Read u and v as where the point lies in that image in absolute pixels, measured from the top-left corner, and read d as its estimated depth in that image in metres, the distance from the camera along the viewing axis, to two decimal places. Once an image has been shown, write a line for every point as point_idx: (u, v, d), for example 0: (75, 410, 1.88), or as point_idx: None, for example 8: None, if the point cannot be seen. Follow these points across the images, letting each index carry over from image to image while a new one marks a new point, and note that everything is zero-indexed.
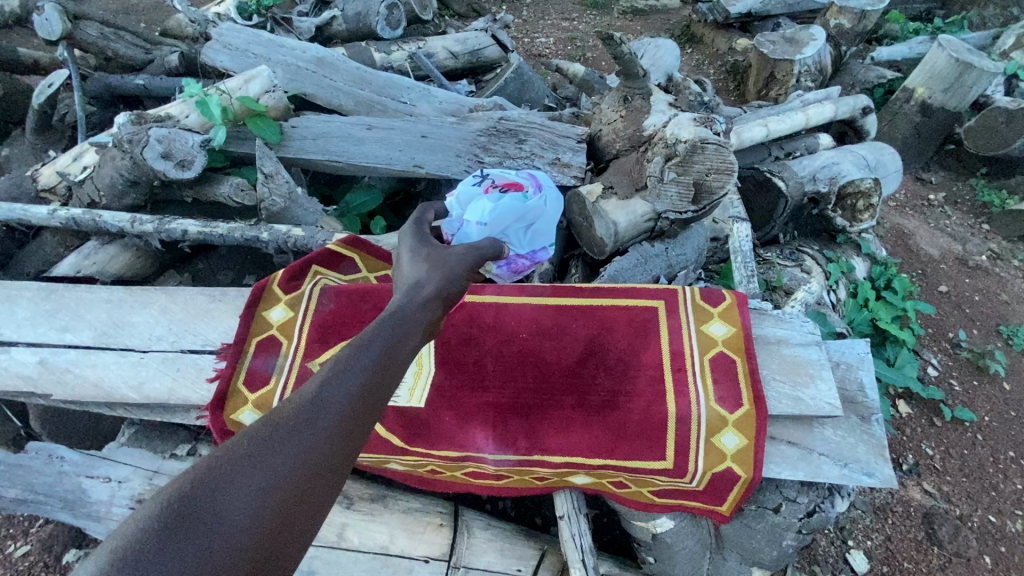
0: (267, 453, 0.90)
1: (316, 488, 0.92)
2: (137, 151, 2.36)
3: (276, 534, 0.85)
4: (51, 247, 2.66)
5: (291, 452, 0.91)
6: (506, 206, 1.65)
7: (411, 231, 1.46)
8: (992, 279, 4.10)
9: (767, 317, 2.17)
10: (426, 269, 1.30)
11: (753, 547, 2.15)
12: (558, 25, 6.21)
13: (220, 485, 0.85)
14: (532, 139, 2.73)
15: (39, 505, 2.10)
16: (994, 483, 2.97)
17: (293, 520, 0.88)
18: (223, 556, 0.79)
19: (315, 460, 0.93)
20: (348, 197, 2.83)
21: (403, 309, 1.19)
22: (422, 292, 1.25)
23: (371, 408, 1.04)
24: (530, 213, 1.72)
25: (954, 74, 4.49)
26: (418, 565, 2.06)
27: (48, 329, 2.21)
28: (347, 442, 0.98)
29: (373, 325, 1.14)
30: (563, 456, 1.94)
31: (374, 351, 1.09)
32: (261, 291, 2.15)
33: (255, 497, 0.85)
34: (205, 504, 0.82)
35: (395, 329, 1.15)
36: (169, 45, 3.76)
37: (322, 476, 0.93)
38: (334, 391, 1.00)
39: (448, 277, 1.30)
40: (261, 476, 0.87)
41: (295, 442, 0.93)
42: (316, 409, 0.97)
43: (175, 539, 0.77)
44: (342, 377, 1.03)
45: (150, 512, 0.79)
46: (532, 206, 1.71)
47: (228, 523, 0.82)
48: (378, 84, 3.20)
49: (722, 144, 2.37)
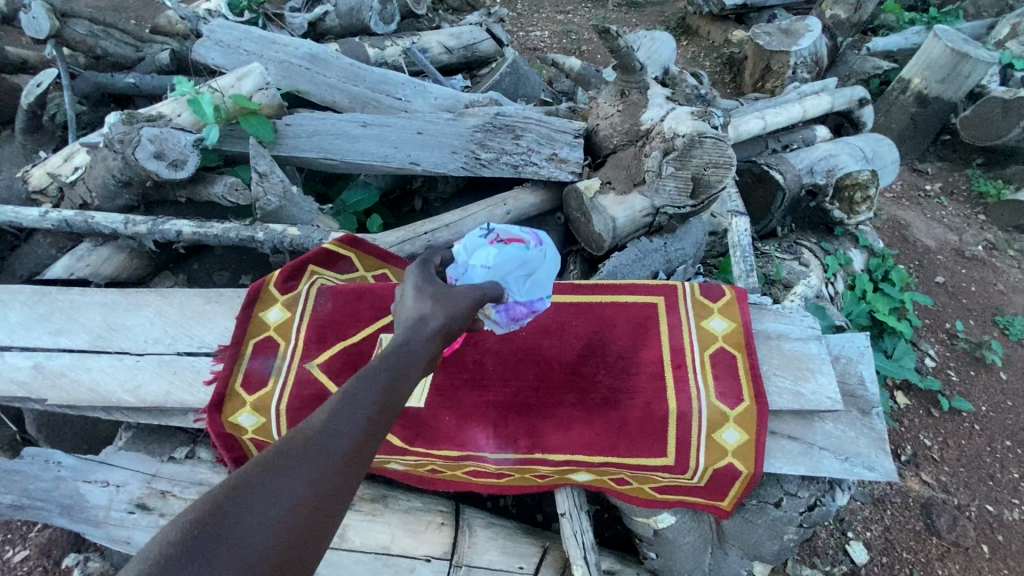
0: (283, 474, 0.91)
1: (331, 508, 0.93)
2: (129, 151, 2.33)
3: (294, 550, 0.86)
4: (44, 249, 2.63)
5: (306, 473, 0.93)
6: (509, 252, 1.55)
7: (415, 270, 1.50)
8: (988, 269, 4.11)
9: (766, 312, 2.16)
10: (430, 305, 1.35)
11: (754, 542, 2.15)
12: (553, 19, 6.15)
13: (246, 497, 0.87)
14: (529, 135, 2.69)
15: (35, 511, 2.07)
16: (992, 472, 2.98)
17: (308, 539, 0.88)
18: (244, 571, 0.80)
19: (328, 479, 0.95)
20: (344, 195, 2.81)
21: (404, 345, 1.25)
22: (426, 328, 1.30)
23: (378, 435, 1.07)
24: (532, 261, 1.58)
25: (950, 65, 4.47)
26: (420, 564, 2.05)
27: (42, 333, 2.19)
28: (356, 466, 1.00)
29: (377, 360, 1.19)
30: (564, 454, 1.91)
31: (380, 382, 1.14)
32: (257, 292, 2.13)
33: (273, 517, 0.86)
34: (228, 521, 0.83)
35: (400, 362, 1.20)
36: (159, 42, 3.73)
37: (338, 491, 0.95)
38: (345, 419, 1.03)
39: (452, 313, 1.34)
40: (280, 497, 0.89)
41: (310, 463, 0.95)
42: (327, 435, 1.00)
43: (197, 555, 0.79)
44: (351, 406, 1.06)
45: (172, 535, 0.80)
46: (531, 253, 1.58)
47: (246, 542, 0.83)
48: (372, 80, 3.13)
49: (721, 137, 2.33)
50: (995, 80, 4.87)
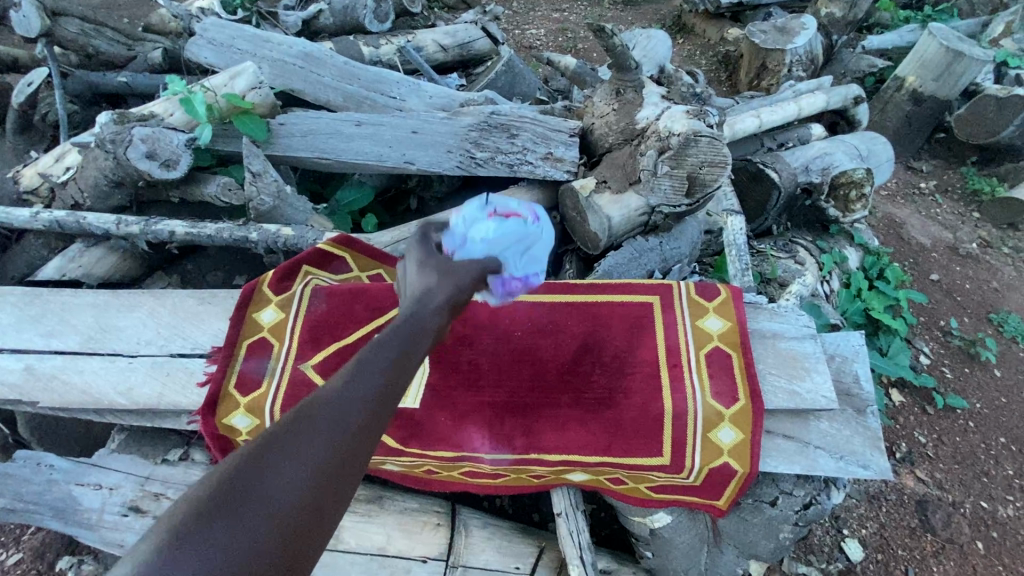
0: (292, 449, 0.90)
1: (341, 482, 0.92)
2: (120, 151, 2.32)
3: (300, 526, 0.85)
4: (36, 250, 2.61)
5: (316, 446, 0.91)
6: (511, 228, 1.45)
7: (424, 238, 1.43)
8: (982, 266, 4.13)
9: (762, 311, 2.16)
10: (438, 276, 1.29)
11: (750, 541, 2.15)
12: (548, 17, 6.14)
13: (249, 480, 0.85)
14: (525, 133, 2.68)
15: (28, 514, 2.06)
16: (986, 469, 3.00)
17: (319, 514, 0.88)
18: (253, 548, 0.80)
19: (339, 453, 0.92)
20: (338, 195, 2.80)
21: (416, 312, 1.19)
22: (435, 298, 1.23)
23: (389, 405, 1.02)
24: (531, 238, 1.51)
25: (944, 63, 4.49)
26: (416, 565, 2.04)
27: (33, 335, 2.17)
28: (368, 439, 0.97)
29: (390, 327, 1.13)
30: (559, 455, 1.91)
31: (392, 348, 1.08)
32: (251, 293, 2.12)
33: (283, 493, 0.86)
34: (238, 499, 0.83)
35: (410, 331, 1.13)
36: (152, 40, 3.71)
37: (345, 468, 0.93)
38: (356, 389, 0.99)
39: (457, 287, 1.28)
40: (290, 473, 0.87)
41: (320, 437, 0.92)
42: (338, 405, 0.96)
43: (206, 533, 0.80)
44: (363, 374, 1.02)
45: (182, 513, 0.82)
46: (533, 230, 1.52)
47: (256, 519, 0.82)
48: (366, 79, 3.12)
49: (716, 136, 2.35)
50: (989, 78, 4.89)
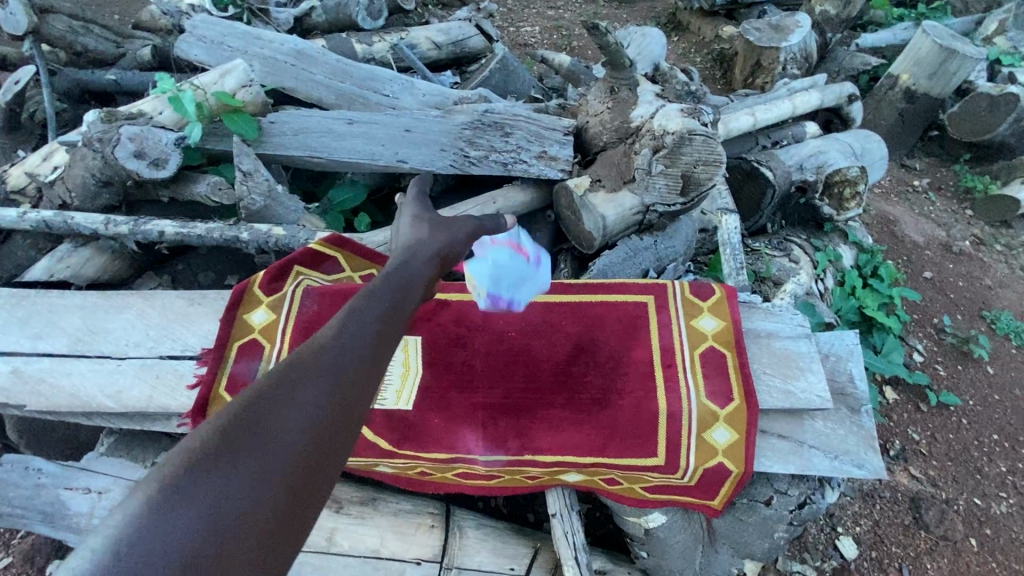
0: (295, 390, 0.91)
1: (346, 421, 0.93)
2: (109, 150, 2.31)
3: (316, 453, 0.87)
4: (24, 251, 2.58)
5: (317, 389, 0.93)
6: (513, 266, 1.92)
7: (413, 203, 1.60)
8: (975, 264, 4.14)
9: (756, 311, 2.15)
10: (428, 234, 1.44)
11: (745, 540, 2.15)
12: (543, 14, 6.11)
13: (261, 414, 0.86)
14: (519, 132, 2.66)
15: (16, 519, 2.03)
16: (979, 466, 3.01)
17: (327, 451, 0.88)
18: (267, 480, 0.80)
19: (341, 395, 0.95)
20: (331, 194, 2.78)
21: (401, 271, 1.27)
22: (422, 256, 1.34)
23: (385, 348, 1.07)
24: (524, 278, 1.95)
25: (938, 61, 4.49)
26: (410, 567, 2.03)
27: (20, 338, 2.14)
28: (367, 383, 1.00)
29: (376, 284, 1.19)
30: (554, 456, 1.90)
31: (381, 303, 1.14)
32: (241, 293, 2.10)
33: (295, 427, 0.87)
34: (247, 436, 0.83)
35: (397, 288, 1.21)
36: (141, 38, 3.67)
37: (352, 402, 0.95)
38: (352, 337, 1.03)
39: (446, 242, 1.43)
40: (295, 411, 0.88)
41: (321, 379, 0.94)
42: (335, 352, 0.99)
43: (218, 466, 0.78)
44: (355, 324, 1.06)
45: (186, 452, 0.79)
46: (530, 273, 1.97)
47: (266, 453, 0.82)
48: (359, 77, 3.09)
49: (711, 135, 2.36)
50: (982, 77, 4.90)
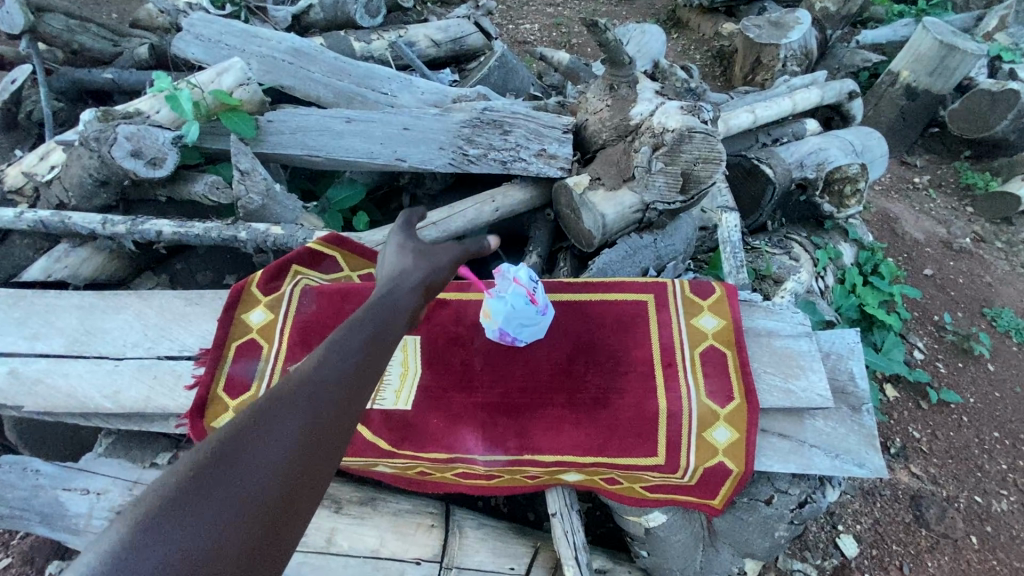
0: (273, 422, 0.90)
1: (322, 457, 0.91)
2: (105, 149, 2.29)
3: (294, 484, 0.86)
4: (21, 251, 2.57)
5: (295, 420, 0.91)
6: (516, 310, 1.89)
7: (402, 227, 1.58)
8: (976, 261, 4.13)
9: (757, 309, 2.15)
10: (413, 260, 1.40)
11: (745, 539, 2.14)
12: (543, 11, 6.09)
13: (241, 444, 0.85)
14: (518, 130, 2.64)
15: (14, 520, 2.03)
16: (980, 464, 3.00)
17: (299, 490, 0.86)
18: (237, 518, 0.78)
19: (318, 427, 0.93)
20: (330, 193, 2.76)
21: (387, 296, 1.25)
22: (409, 280, 1.33)
23: (372, 376, 1.06)
24: (522, 322, 1.92)
25: (939, 57, 4.47)
26: (409, 567, 2.02)
27: (17, 338, 2.14)
28: (347, 415, 0.98)
29: (362, 309, 1.18)
30: (554, 456, 1.88)
31: (366, 330, 1.12)
32: (239, 293, 2.09)
33: (276, 456, 0.86)
34: (220, 472, 0.81)
35: (385, 313, 1.20)
36: (139, 36, 3.65)
37: (334, 432, 0.95)
38: (334, 365, 1.01)
39: (432, 269, 1.40)
40: (270, 444, 0.87)
41: (300, 410, 0.93)
42: (315, 381, 0.98)
43: (188, 506, 0.76)
44: (338, 352, 1.04)
45: (160, 490, 0.77)
46: (531, 321, 1.92)
47: (241, 491, 0.81)
48: (357, 75, 3.08)
49: (710, 132, 2.37)
50: (983, 73, 4.89)
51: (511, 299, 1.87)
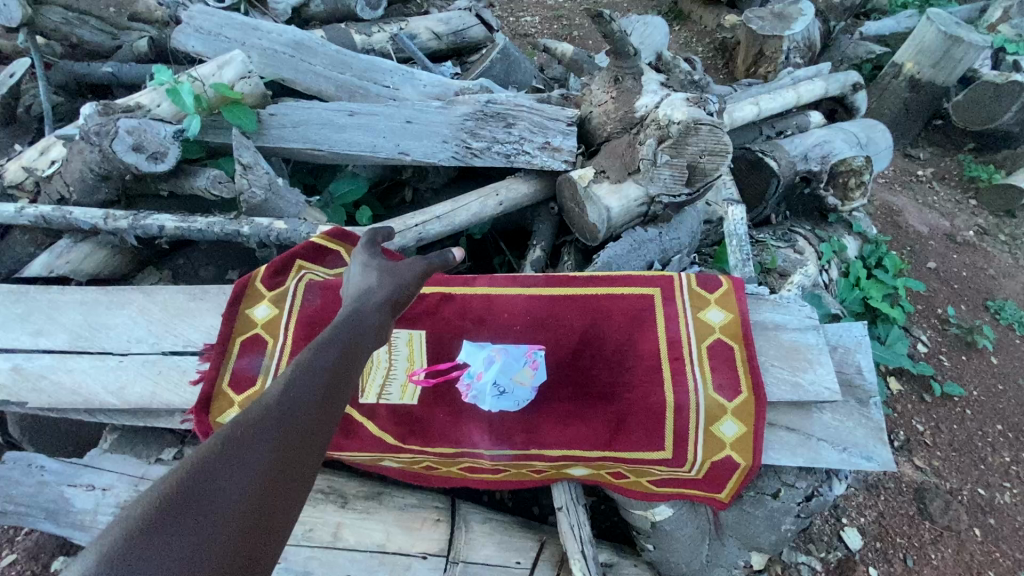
0: (241, 450, 0.88)
1: (291, 483, 0.90)
2: (105, 143, 2.25)
3: (260, 514, 0.84)
4: (22, 247, 2.55)
5: (262, 448, 0.89)
6: (484, 381, 1.85)
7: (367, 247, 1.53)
8: (979, 253, 4.12)
9: (764, 302, 2.12)
10: (378, 276, 1.37)
11: (752, 533, 2.13)
12: (543, 3, 6.04)
13: (205, 476, 0.83)
14: (521, 123, 2.63)
15: (20, 516, 2.02)
16: (983, 457, 3.00)
17: (262, 525, 0.84)
18: (207, 553, 0.77)
19: (281, 460, 0.91)
20: (332, 187, 2.72)
21: (355, 315, 1.23)
22: (376, 297, 1.30)
23: (335, 401, 1.05)
24: (479, 386, 1.86)
25: (943, 49, 4.43)
26: (416, 562, 2.01)
27: (20, 334, 2.12)
28: (310, 445, 0.96)
29: (328, 331, 1.16)
30: (561, 449, 1.90)
31: (327, 358, 1.10)
32: (244, 288, 2.07)
33: (239, 487, 0.84)
34: (187, 505, 0.79)
35: (350, 333, 1.18)
36: (138, 29, 3.62)
37: (299, 459, 0.93)
38: (298, 391, 1.00)
39: (399, 283, 1.35)
40: (238, 474, 0.85)
41: (266, 436, 0.91)
42: (280, 409, 0.96)
43: (153, 540, 0.74)
44: (301, 380, 1.02)
45: (122, 527, 0.75)
46: (481, 394, 1.86)
47: (206, 525, 0.79)
48: (359, 67, 3.06)
49: (716, 125, 2.31)
50: (987, 65, 4.85)
51: (486, 395, 1.86)
